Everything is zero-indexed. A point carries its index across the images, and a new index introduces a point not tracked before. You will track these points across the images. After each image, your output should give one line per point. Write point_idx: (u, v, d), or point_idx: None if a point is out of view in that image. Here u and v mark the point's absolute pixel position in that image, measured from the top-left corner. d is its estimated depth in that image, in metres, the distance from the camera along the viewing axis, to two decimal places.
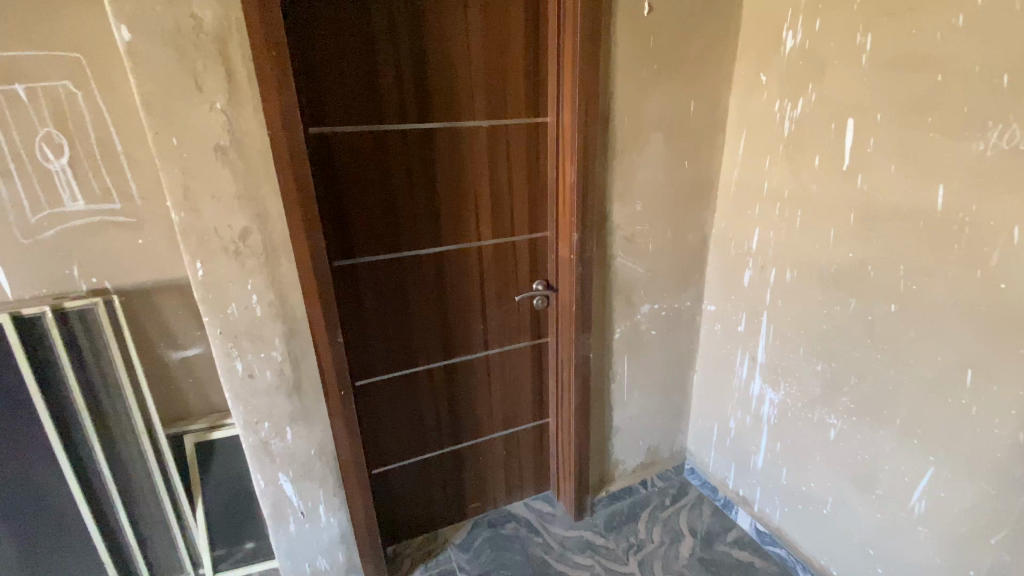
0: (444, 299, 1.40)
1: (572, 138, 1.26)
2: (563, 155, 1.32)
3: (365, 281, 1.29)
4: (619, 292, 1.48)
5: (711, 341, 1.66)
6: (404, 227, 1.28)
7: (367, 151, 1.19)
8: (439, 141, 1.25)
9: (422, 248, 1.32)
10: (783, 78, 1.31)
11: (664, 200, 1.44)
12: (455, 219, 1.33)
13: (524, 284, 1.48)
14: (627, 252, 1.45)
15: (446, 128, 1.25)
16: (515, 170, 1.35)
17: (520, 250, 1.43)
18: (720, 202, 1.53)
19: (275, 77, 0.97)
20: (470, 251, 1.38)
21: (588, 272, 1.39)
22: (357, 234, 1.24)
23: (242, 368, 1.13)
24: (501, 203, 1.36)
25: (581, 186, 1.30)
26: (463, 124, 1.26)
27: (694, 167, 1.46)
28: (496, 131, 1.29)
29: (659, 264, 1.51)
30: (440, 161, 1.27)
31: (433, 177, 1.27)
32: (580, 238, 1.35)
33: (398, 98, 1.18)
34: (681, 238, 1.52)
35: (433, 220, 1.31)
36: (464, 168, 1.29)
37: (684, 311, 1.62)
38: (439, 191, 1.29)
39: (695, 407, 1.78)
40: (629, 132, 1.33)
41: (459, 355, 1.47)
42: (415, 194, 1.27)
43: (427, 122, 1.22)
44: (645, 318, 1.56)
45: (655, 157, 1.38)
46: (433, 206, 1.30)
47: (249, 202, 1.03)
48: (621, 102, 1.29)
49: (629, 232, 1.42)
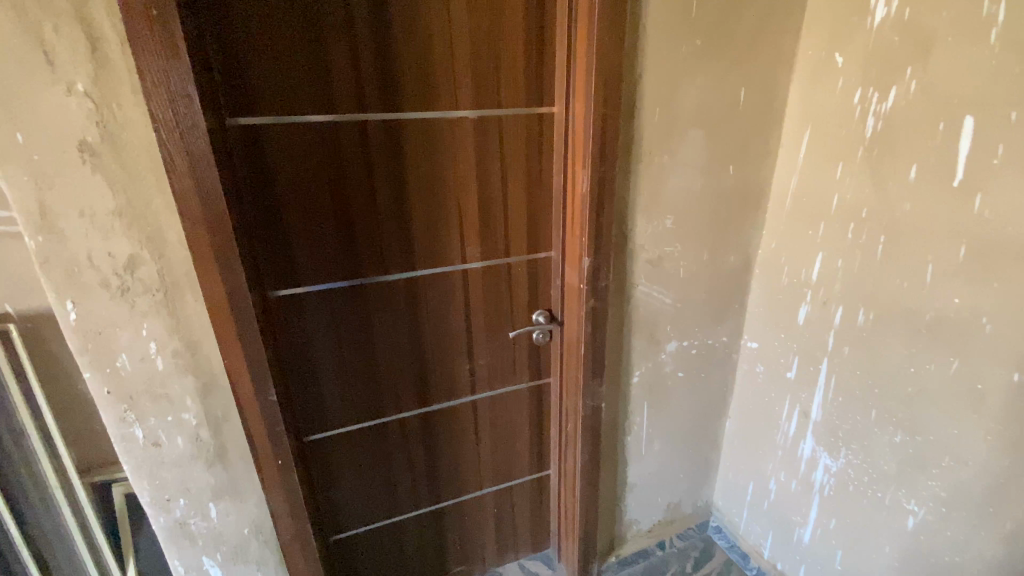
0: (419, 336, 1.11)
1: (585, 136, 0.95)
2: (574, 157, 1.01)
3: (315, 315, 1.01)
4: (640, 329, 1.17)
5: (750, 384, 1.35)
6: (365, 247, 1.00)
7: (312, 149, 0.89)
8: (411, 138, 0.96)
9: (390, 273, 1.03)
10: (869, 60, 0.98)
11: (701, 215, 1.13)
12: (432, 237, 1.04)
13: (521, 316, 1.18)
14: (652, 279, 1.14)
15: (420, 121, 0.95)
16: (511, 175, 1.05)
17: (516, 275, 1.14)
18: (772, 217, 1.21)
19: (158, 48, 0.68)
20: (452, 276, 1.09)
21: (603, 305, 1.09)
22: (302, 257, 0.95)
23: (144, 435, 0.86)
24: (492, 216, 1.07)
25: (595, 198, 0.99)
26: (443, 114, 0.96)
27: (741, 173, 1.14)
28: (487, 124, 1.00)
29: (691, 293, 1.20)
30: (412, 163, 0.97)
31: (404, 183, 0.98)
32: (592, 263, 1.04)
33: (354, 80, 0.88)
34: (720, 260, 1.20)
35: (403, 238, 1.02)
36: (444, 171, 1.00)
37: (718, 348, 1.31)
38: (412, 202, 1.00)
39: (725, 458, 1.48)
40: (661, 128, 1.01)
41: (439, 402, 1.19)
42: (380, 205, 0.98)
43: (394, 112, 0.93)
44: (672, 358, 1.25)
45: (693, 160, 1.07)
46: (404, 221, 1.01)
47: (136, 221, 0.75)
48: (652, 88, 0.98)
49: (657, 254, 1.11)
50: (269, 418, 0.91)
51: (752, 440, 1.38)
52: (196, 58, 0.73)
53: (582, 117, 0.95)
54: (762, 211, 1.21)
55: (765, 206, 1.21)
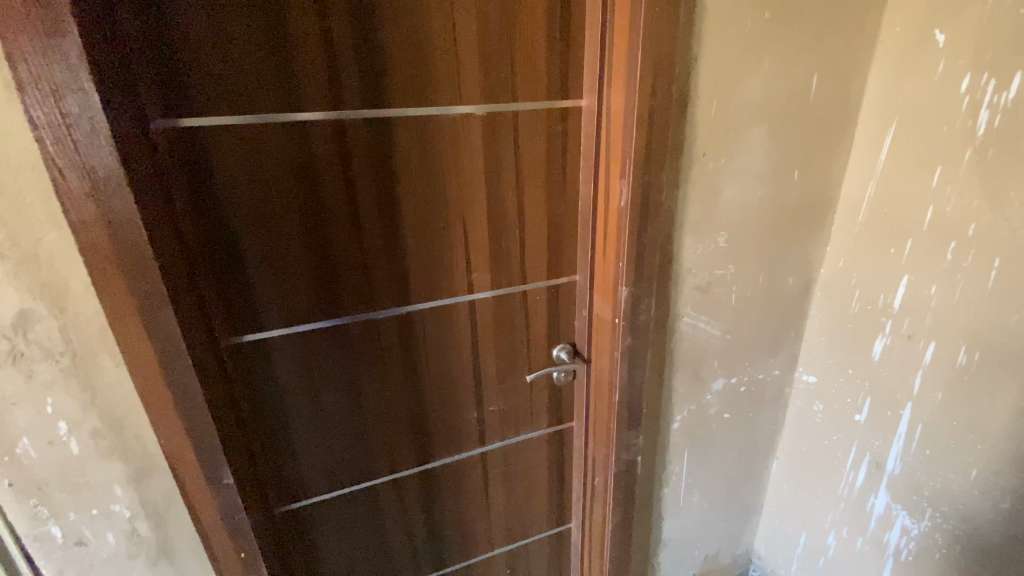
0: (415, 382, 0.91)
1: (626, 138, 0.74)
2: (608, 163, 0.80)
3: (285, 364, 0.81)
4: (684, 368, 0.97)
5: (803, 424, 1.15)
6: (346, 278, 0.79)
7: (273, 157, 0.69)
8: (402, 141, 0.75)
9: (379, 309, 0.83)
10: (984, 38, 0.77)
11: (760, 231, 0.92)
12: (430, 262, 0.84)
13: (539, 353, 0.98)
14: (700, 309, 0.93)
15: (415, 119, 0.74)
16: (528, 185, 0.84)
17: (533, 305, 0.94)
18: (841, 231, 1.00)
19: (34, 23, 0.47)
20: (456, 310, 0.89)
21: (642, 345, 0.88)
22: (265, 294, 0.75)
23: (62, 534, 0.67)
24: (505, 235, 0.86)
25: (636, 215, 0.78)
26: (444, 110, 0.76)
27: (809, 178, 0.93)
28: (498, 122, 0.79)
29: (744, 323, 1.00)
30: (404, 173, 0.76)
31: (393, 197, 0.77)
32: (631, 295, 0.84)
33: (326, 67, 0.68)
34: (779, 283, 0.99)
35: (395, 266, 0.81)
36: (444, 182, 0.79)
37: (770, 383, 1.11)
38: (404, 222, 0.79)
39: (770, 503, 1.28)
40: (719, 125, 0.80)
41: (441, 457, 0.99)
42: (363, 226, 0.77)
43: (380, 107, 0.72)
44: (717, 398, 1.05)
45: (754, 165, 0.86)
46: (394, 246, 0.80)
47: (24, 266, 0.54)
48: (711, 75, 0.76)
49: (706, 280, 0.91)
50: (225, 503, 0.71)
51: (805, 487, 1.19)
52: (100, 36, 0.52)
53: (621, 112, 0.74)
54: (827, 223, 1.00)
55: (830, 217, 1.00)
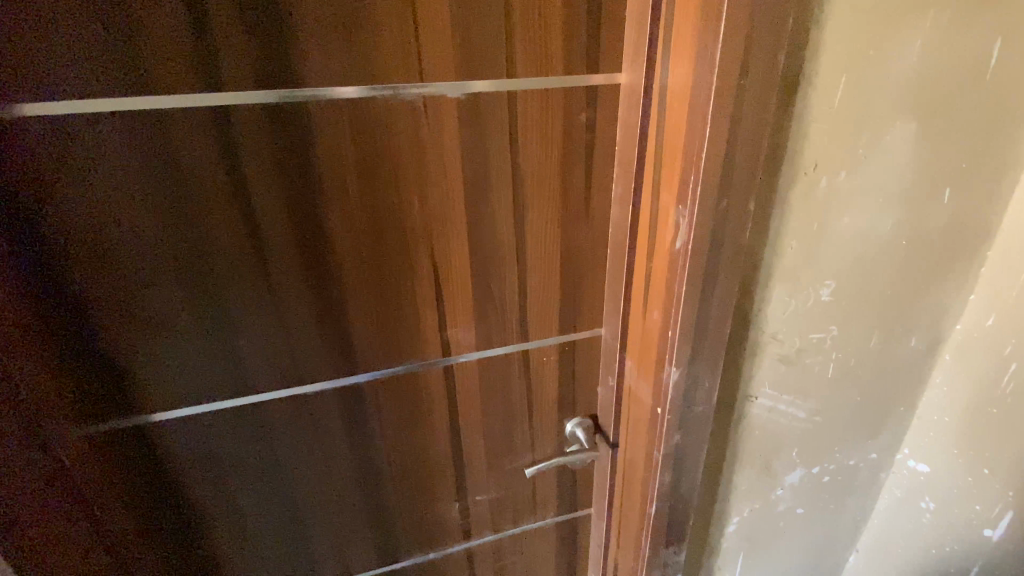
0: (371, 470, 0.66)
1: (690, 142, 0.45)
2: (653, 177, 0.50)
3: (185, 450, 0.58)
4: (751, 460, 0.69)
5: (902, 522, 0.85)
6: (257, 340, 0.55)
7: (121, 166, 0.45)
8: (327, 139, 0.48)
9: (313, 380, 0.58)
10: None
11: (880, 278, 0.61)
12: (387, 317, 0.58)
13: (546, 428, 0.71)
14: (781, 387, 0.65)
15: (347, 103, 0.48)
16: (529, 204, 0.56)
17: (539, 370, 0.67)
18: (997, 272, 0.67)
19: None
20: (426, 378, 0.63)
21: (694, 444, 0.60)
22: (149, 363, 0.53)
23: None
24: (498, 278, 0.59)
25: (700, 265, 0.49)
26: (393, 88, 0.48)
27: (965, 200, 0.60)
28: (484, 112, 0.51)
29: (840, 401, 0.70)
30: (334, 188, 0.50)
31: (321, 224, 0.51)
32: (683, 380, 0.55)
33: (189, 18, 0.42)
34: (897, 347, 0.69)
35: (332, 321, 0.56)
36: (401, 203, 0.53)
37: (864, 471, 0.81)
38: (341, 259, 0.53)
39: None
40: (844, 118, 0.49)
41: (412, 554, 0.75)
42: (276, 266, 0.52)
43: (287, 85, 0.46)
44: (790, 493, 0.77)
45: (887, 180, 0.54)
46: (328, 293, 0.54)
47: None
48: (838, 35, 0.45)
49: (795, 348, 0.62)
50: None
51: None
52: None
53: (683, 99, 0.44)
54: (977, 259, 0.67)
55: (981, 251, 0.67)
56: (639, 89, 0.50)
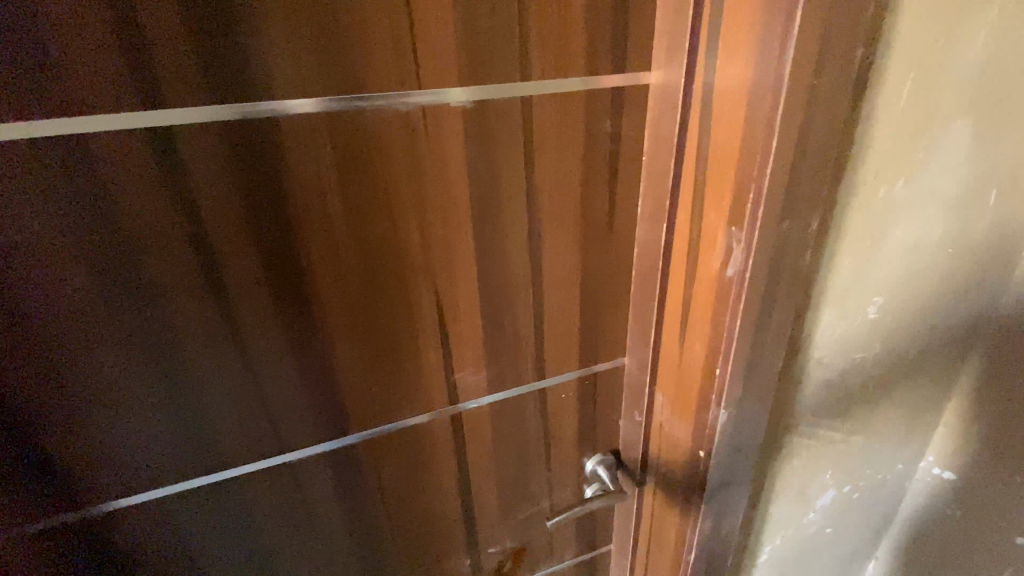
0: (373, 535, 0.58)
1: (750, 156, 0.38)
2: (696, 193, 0.43)
3: (148, 539, 0.48)
4: (788, 487, 0.64)
5: (924, 530, 0.80)
6: (227, 409, 0.45)
7: (39, 212, 0.35)
8: (302, 162, 0.39)
9: (299, 446, 0.49)
10: None
11: (925, 289, 0.56)
12: (385, 366, 0.49)
13: (565, 468, 0.64)
14: (822, 410, 0.59)
15: (325, 117, 0.39)
16: (547, 227, 0.49)
17: (557, 408, 0.59)
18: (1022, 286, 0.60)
19: None
20: (432, 430, 0.54)
21: (739, 484, 0.54)
22: (97, 446, 0.43)
23: None
24: (512, 311, 0.51)
25: (757, 295, 0.42)
26: (382, 97, 0.39)
27: (1016, 203, 0.55)
28: (494, 122, 0.43)
29: (876, 417, 0.65)
30: (315, 222, 0.41)
31: (300, 266, 0.42)
32: (732, 420, 0.49)
33: (117, 19, 0.32)
34: (933, 357, 0.64)
35: (318, 378, 0.47)
36: (397, 233, 0.44)
37: (891, 481, 0.77)
38: (327, 306, 0.44)
39: None
40: (907, 121, 0.43)
41: None
42: (249, 320, 0.43)
43: (248, 98, 0.36)
44: (822, 514, 0.72)
45: (940, 185, 0.49)
46: (313, 347, 0.45)
47: None
48: (911, 25, 0.39)
49: (837, 370, 0.56)
50: None
51: None
52: None
53: (740, 104, 0.37)
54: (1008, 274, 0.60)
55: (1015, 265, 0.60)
56: (675, 93, 0.43)
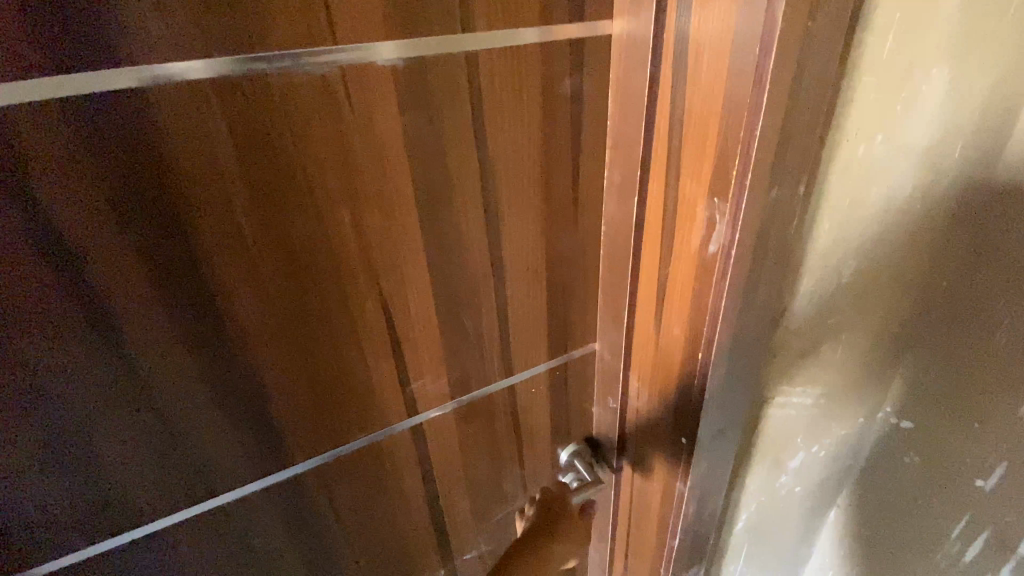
0: (333, 565, 0.52)
1: (735, 117, 0.33)
2: (671, 162, 0.38)
3: None
4: (764, 457, 0.63)
5: (885, 476, 0.83)
6: (126, 451, 0.37)
7: None
8: (185, 145, 0.31)
9: (233, 481, 0.42)
10: None
11: (895, 245, 0.55)
12: (326, 381, 0.42)
13: (539, 464, 0.60)
14: (797, 379, 0.58)
15: (210, 87, 0.31)
16: (504, 209, 0.43)
17: (527, 403, 0.55)
18: (986, 233, 0.60)
19: None
20: (390, 444, 0.48)
21: (721, 465, 0.52)
22: None
23: None
24: (471, 305, 0.45)
25: (742, 273, 0.38)
26: (287, 57, 0.32)
27: (975, 153, 0.53)
28: (431, 86, 0.36)
29: (844, 377, 0.65)
30: (212, 218, 0.34)
31: (200, 273, 0.35)
32: (716, 404, 0.46)
33: None
34: (897, 311, 0.64)
35: (246, 402, 0.40)
36: (325, 226, 0.37)
37: (855, 435, 0.78)
38: (240, 318, 0.37)
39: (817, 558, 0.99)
40: (890, 70, 0.39)
41: None
42: (140, 344, 0.35)
43: (104, 64, 0.28)
44: (793, 477, 0.73)
45: (914, 140, 0.46)
46: (229, 368, 0.38)
47: None
48: None
49: (811, 338, 0.55)
50: None
51: (876, 553, 0.88)
52: None
53: (722, 56, 0.32)
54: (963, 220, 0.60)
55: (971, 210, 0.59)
56: (643, 47, 0.37)
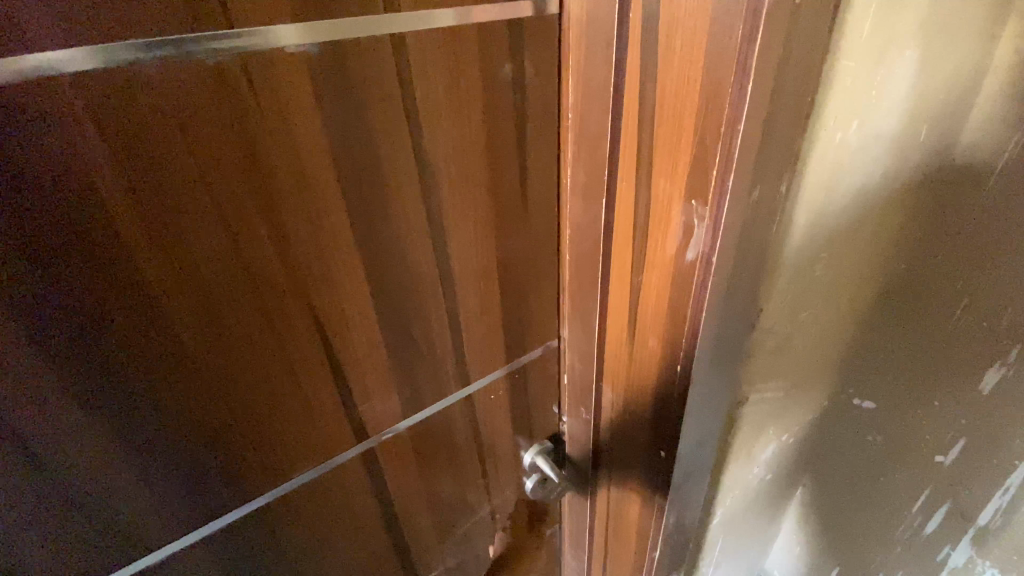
0: None
1: (714, 112, 0.29)
2: (642, 160, 0.34)
3: None
4: (738, 453, 0.62)
5: (846, 456, 0.78)
6: (1, 538, 0.30)
7: None
8: (41, 158, 0.25)
9: (160, 550, 0.37)
10: None
11: (861, 232, 0.53)
12: (261, 422, 0.37)
13: (505, 472, 0.57)
14: (771, 373, 0.56)
15: (70, 84, 0.24)
16: (452, 213, 0.39)
17: (488, 418, 0.51)
18: (945, 223, 0.54)
19: None
20: (340, 480, 0.43)
21: (700, 473, 0.50)
22: None
23: None
24: (421, 320, 0.41)
25: (723, 281, 0.35)
26: (167, 47, 0.26)
27: (941, 132, 0.48)
28: (351, 77, 0.31)
29: (812, 367, 0.63)
30: (96, 253, 0.28)
31: (87, 318, 0.29)
32: (694, 415, 0.43)
33: None
34: (857, 292, 0.61)
35: (167, 460, 0.34)
36: (243, 248, 0.31)
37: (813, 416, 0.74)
38: (144, 366, 0.31)
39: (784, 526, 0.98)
40: (867, 55, 0.37)
41: None
42: (13, 411, 0.28)
43: None
44: (764, 466, 0.72)
45: (884, 127, 0.44)
46: (129, 424, 0.32)
47: None
48: None
49: (785, 333, 0.53)
50: None
51: (840, 525, 0.86)
52: None
53: (696, 44, 0.28)
54: (920, 209, 0.55)
55: (927, 199, 0.54)
56: (607, 34, 0.33)
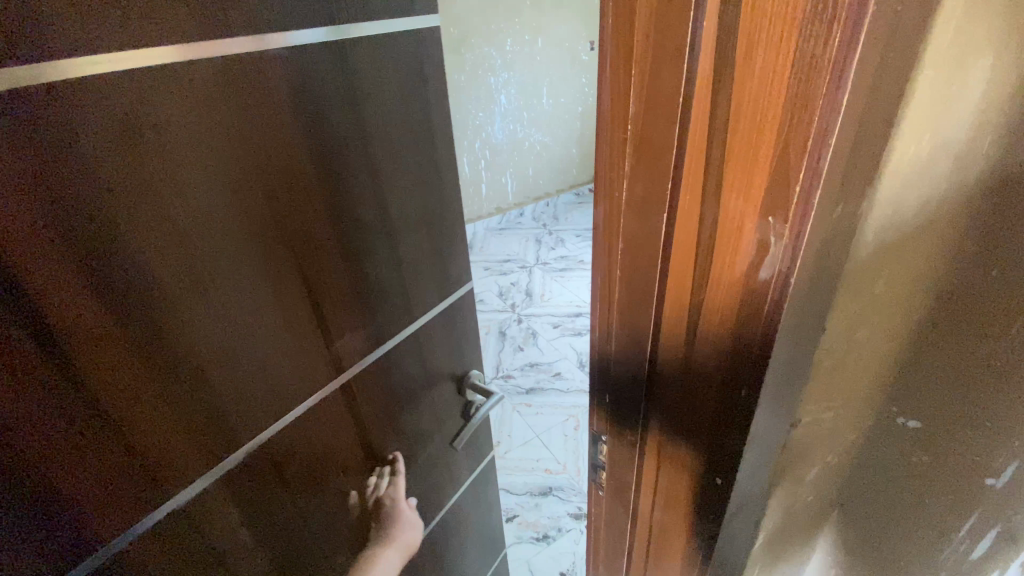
0: None
1: (789, 134, 0.28)
2: (708, 180, 0.33)
3: (228, 432, 0.70)
4: (785, 476, 0.59)
5: (885, 481, 0.66)
6: (256, 314, 0.68)
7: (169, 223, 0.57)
8: (264, 128, 0.62)
9: (307, 331, 0.76)
10: None
11: (923, 251, 0.48)
12: (343, 260, 0.78)
13: None
14: (825, 395, 0.54)
15: (237, 61, 0.58)
16: None
17: None
18: (999, 253, 0.46)
19: None
20: (367, 297, 0.84)
21: (753, 503, 0.47)
22: (202, 377, 0.64)
23: None
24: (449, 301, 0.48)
25: (790, 302, 0.33)
26: (276, 51, 0.61)
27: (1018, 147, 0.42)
28: (380, 103, 0.74)
29: (863, 387, 0.59)
30: (281, 165, 0.66)
31: (285, 201, 0.67)
32: (750, 442, 0.41)
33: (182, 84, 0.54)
34: (913, 304, 0.53)
35: (315, 279, 0.74)
36: (338, 175, 0.73)
37: (857, 428, 0.64)
38: (306, 224, 0.71)
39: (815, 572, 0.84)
40: (947, 74, 0.35)
41: (357, 434, 0.92)
42: (266, 246, 0.66)
43: (251, 105, 0.61)
44: (809, 488, 0.68)
45: (955, 139, 0.41)
46: (290, 259, 0.70)
47: None
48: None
49: (841, 353, 0.51)
50: None
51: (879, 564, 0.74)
52: None
53: (775, 69, 0.27)
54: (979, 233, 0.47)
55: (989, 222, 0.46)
56: (675, 55, 0.32)
